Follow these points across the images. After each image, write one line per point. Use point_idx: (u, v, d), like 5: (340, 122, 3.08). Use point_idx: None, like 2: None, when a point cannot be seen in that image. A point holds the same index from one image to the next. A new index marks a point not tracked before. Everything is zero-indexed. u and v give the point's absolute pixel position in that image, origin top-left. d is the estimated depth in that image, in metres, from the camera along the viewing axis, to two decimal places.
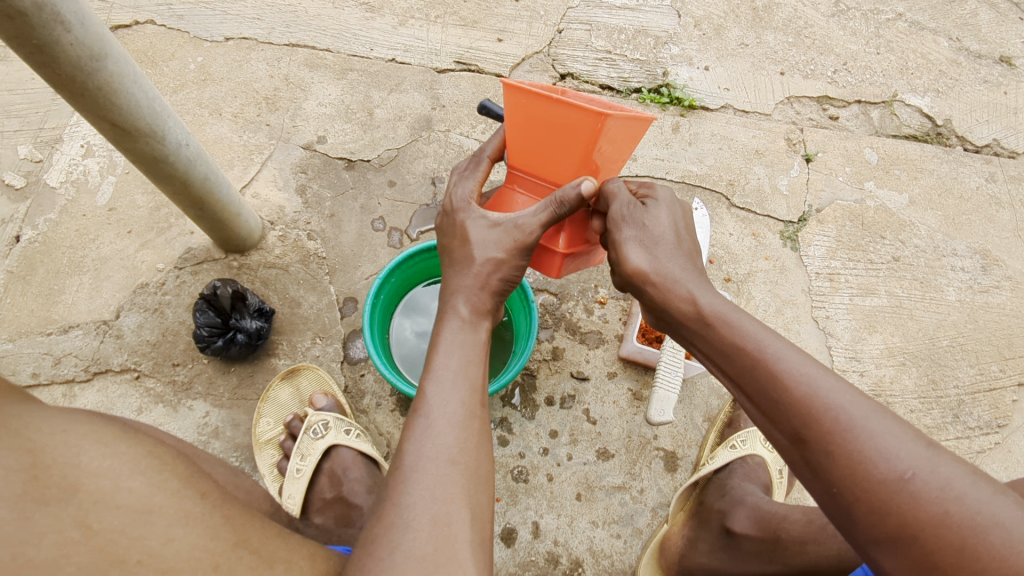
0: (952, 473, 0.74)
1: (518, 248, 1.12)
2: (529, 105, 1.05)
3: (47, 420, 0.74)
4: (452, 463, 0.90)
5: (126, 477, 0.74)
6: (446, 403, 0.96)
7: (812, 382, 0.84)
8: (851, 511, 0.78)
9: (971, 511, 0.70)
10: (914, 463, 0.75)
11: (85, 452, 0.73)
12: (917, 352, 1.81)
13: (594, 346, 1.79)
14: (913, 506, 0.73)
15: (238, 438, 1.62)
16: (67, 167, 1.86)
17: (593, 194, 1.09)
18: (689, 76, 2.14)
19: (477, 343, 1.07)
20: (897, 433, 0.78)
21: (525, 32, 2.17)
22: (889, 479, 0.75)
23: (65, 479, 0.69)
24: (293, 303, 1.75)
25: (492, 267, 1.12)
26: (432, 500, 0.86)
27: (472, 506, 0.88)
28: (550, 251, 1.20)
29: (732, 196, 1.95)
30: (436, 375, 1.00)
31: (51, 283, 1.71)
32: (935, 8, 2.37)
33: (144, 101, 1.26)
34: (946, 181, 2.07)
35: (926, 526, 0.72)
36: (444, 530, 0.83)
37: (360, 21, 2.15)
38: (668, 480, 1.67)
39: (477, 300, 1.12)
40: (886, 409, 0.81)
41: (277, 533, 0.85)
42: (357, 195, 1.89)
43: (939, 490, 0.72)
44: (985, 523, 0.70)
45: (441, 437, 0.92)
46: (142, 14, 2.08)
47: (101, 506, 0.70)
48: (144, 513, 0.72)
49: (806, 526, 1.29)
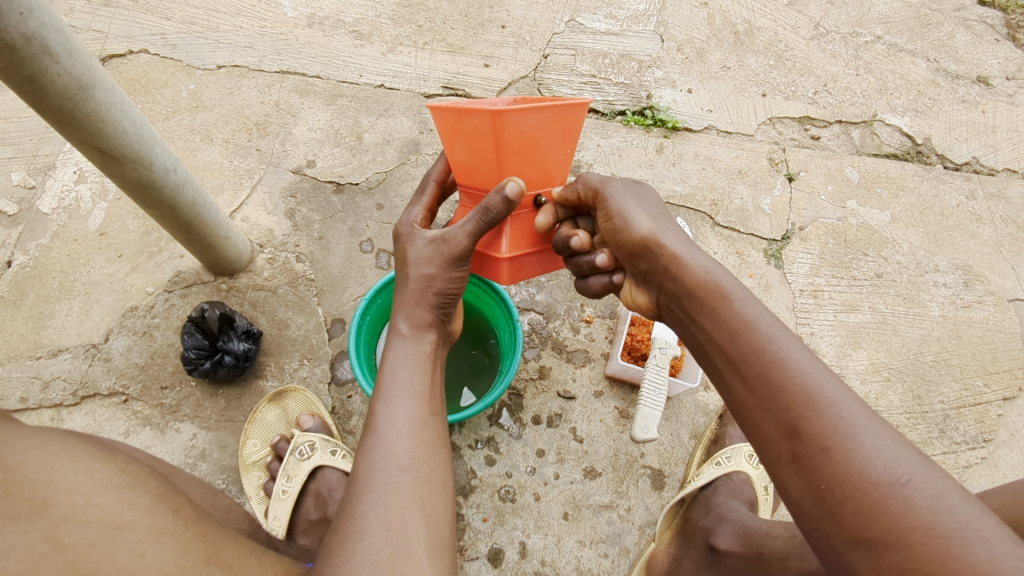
0: (950, 487, 0.70)
1: (447, 262, 1.17)
2: (451, 123, 1.09)
3: (21, 439, 0.75)
4: (403, 469, 0.92)
5: (97, 493, 0.75)
6: (394, 417, 0.99)
7: (823, 384, 0.82)
8: (836, 511, 0.74)
9: (962, 523, 0.66)
10: (910, 469, 0.71)
11: (57, 469, 0.74)
12: (902, 367, 1.82)
13: (580, 364, 1.80)
14: (901, 510, 0.69)
15: (225, 460, 1.62)
16: (60, 194, 1.89)
17: (519, 194, 1.09)
18: (673, 99, 2.18)
19: (422, 359, 1.12)
20: (900, 440, 0.75)
21: (511, 58, 2.21)
22: (881, 480, 0.71)
23: (36, 495, 0.71)
24: (281, 324, 1.76)
25: (425, 284, 1.18)
26: (386, 506, 0.88)
27: (426, 509, 0.90)
28: (493, 257, 1.24)
29: (716, 215, 1.97)
30: (385, 393, 1.04)
31: (41, 308, 1.73)
32: (912, 31, 2.42)
33: (132, 128, 1.28)
34: (927, 199, 2.10)
35: (911, 532, 0.67)
36: (398, 533, 0.85)
37: (349, 48, 2.20)
38: (655, 499, 1.67)
39: (416, 316, 1.17)
40: (890, 419, 0.78)
41: (251, 550, 0.85)
42: (345, 218, 1.92)
43: (932, 498, 0.68)
44: (973, 535, 0.65)
45: (392, 447, 0.95)
46: (136, 43, 2.13)
47: (71, 521, 0.71)
48: (115, 528, 0.73)
49: (788, 542, 1.26)
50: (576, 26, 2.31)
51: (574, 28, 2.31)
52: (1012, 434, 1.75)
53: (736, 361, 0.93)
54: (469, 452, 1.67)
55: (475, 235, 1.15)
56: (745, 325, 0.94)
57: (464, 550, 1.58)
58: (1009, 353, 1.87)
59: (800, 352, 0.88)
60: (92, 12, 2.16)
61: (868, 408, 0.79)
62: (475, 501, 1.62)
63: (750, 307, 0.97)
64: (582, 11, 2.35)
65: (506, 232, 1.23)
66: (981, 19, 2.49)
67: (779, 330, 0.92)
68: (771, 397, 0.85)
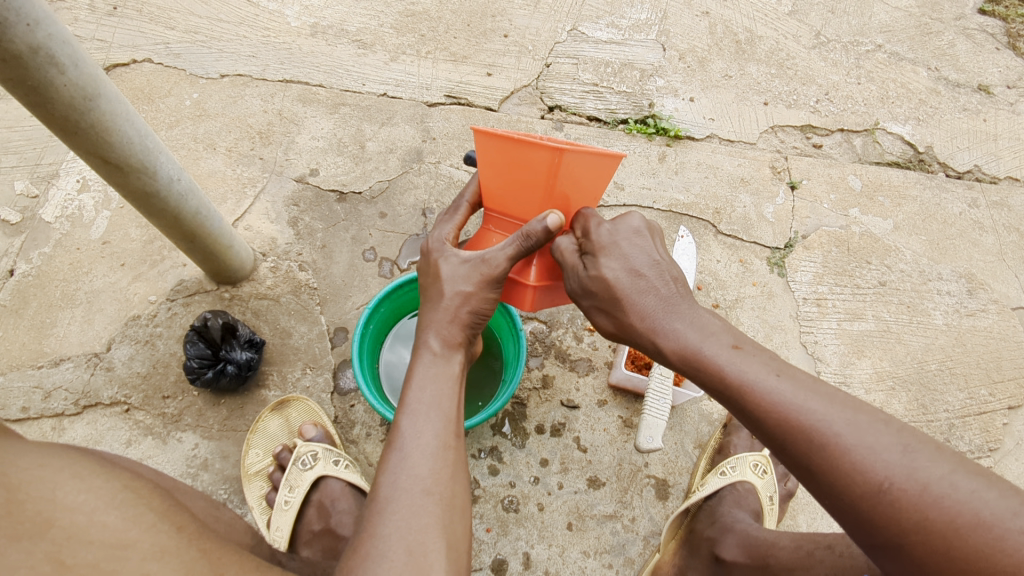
0: (929, 475, 0.75)
1: (485, 282, 1.14)
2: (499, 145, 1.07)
3: (24, 455, 0.74)
4: (427, 493, 0.92)
5: (101, 511, 0.74)
6: (419, 436, 0.98)
7: (784, 407, 0.86)
8: (848, 520, 0.80)
9: (949, 513, 0.72)
10: (891, 471, 0.76)
11: (61, 486, 0.73)
12: (907, 376, 1.82)
13: (584, 373, 1.80)
14: (895, 516, 0.75)
15: (227, 470, 1.61)
16: (62, 202, 1.88)
17: (559, 228, 1.10)
18: (675, 107, 2.18)
19: (452, 378, 1.10)
20: (873, 440, 0.79)
21: (513, 67, 2.21)
22: (868, 492, 0.77)
23: (39, 514, 0.70)
24: (284, 333, 1.76)
25: (460, 300, 1.14)
26: (408, 531, 0.87)
27: (447, 537, 0.89)
28: (521, 284, 1.22)
29: (719, 223, 1.97)
30: (411, 410, 1.02)
31: (43, 317, 1.73)
32: (913, 39, 2.43)
33: (137, 138, 1.28)
34: (929, 207, 2.10)
35: (909, 531, 0.74)
36: (420, 560, 0.85)
37: (352, 57, 2.20)
38: (660, 509, 1.66)
39: (447, 334, 1.13)
40: (859, 415, 0.82)
41: (254, 567, 0.85)
42: (348, 227, 1.92)
43: (917, 496, 0.74)
44: (965, 524, 0.71)
45: (416, 468, 0.94)
46: (139, 52, 2.13)
47: (74, 541, 0.70)
48: (119, 548, 0.72)
49: (794, 553, 1.27)
50: (579, 35, 2.31)
51: (577, 37, 2.31)
52: (1017, 443, 1.75)
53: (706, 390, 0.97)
54: (472, 462, 1.67)
55: (515, 257, 1.13)
56: (694, 355, 0.97)
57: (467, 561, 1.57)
58: (1013, 361, 1.87)
59: (755, 372, 0.91)
60: (96, 21, 2.17)
61: (835, 416, 0.82)
62: (479, 511, 1.61)
63: (702, 333, 0.98)
64: (584, 20, 2.36)
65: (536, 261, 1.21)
66: (981, 28, 2.50)
67: (728, 354, 0.94)
68: (753, 425, 0.90)
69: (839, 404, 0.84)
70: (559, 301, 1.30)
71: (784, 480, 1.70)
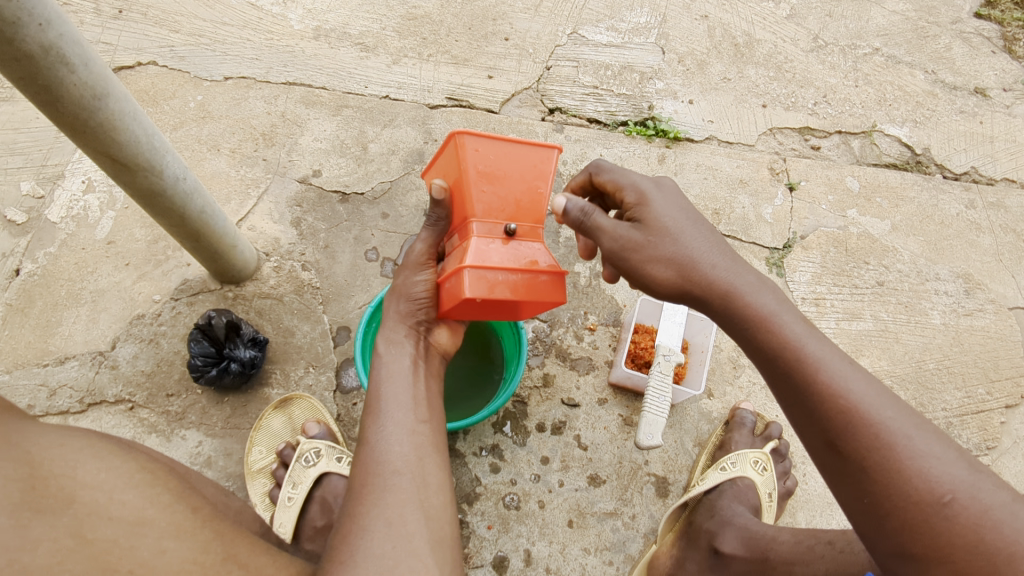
0: (991, 500, 0.84)
1: (413, 268, 1.28)
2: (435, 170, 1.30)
3: (46, 433, 0.78)
4: (399, 472, 1.01)
5: (120, 489, 0.79)
6: (385, 425, 1.08)
7: (860, 401, 0.92)
8: (882, 522, 0.89)
9: (1005, 539, 0.81)
10: (955, 487, 0.86)
11: (81, 464, 0.78)
12: (905, 375, 1.84)
13: (584, 372, 1.81)
14: (949, 530, 0.83)
15: (230, 467, 1.63)
16: (68, 203, 1.90)
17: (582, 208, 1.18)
18: (674, 110, 2.20)
19: (407, 371, 1.20)
20: (941, 455, 0.88)
21: (514, 69, 2.24)
22: (926, 500, 0.85)
23: (62, 490, 0.74)
24: (286, 332, 1.77)
25: (397, 297, 1.28)
26: (385, 505, 0.96)
27: (425, 509, 0.98)
28: (455, 267, 1.16)
29: (718, 224, 1.99)
30: (376, 404, 1.12)
31: (49, 315, 1.74)
32: (910, 43, 2.45)
33: (144, 137, 1.30)
34: (927, 208, 2.12)
35: (960, 546, 0.83)
36: (399, 529, 0.94)
37: (355, 60, 2.22)
38: (660, 506, 1.67)
39: (393, 333, 1.26)
40: (927, 428, 0.91)
41: (264, 550, 0.89)
42: (351, 227, 1.94)
43: (976, 516, 0.83)
44: (1014, 549, 0.81)
45: (386, 452, 1.04)
46: (145, 55, 2.15)
47: (94, 517, 0.74)
48: (136, 525, 0.77)
49: (795, 547, 1.29)
50: (579, 38, 2.33)
51: (577, 40, 2.33)
52: (1015, 442, 1.77)
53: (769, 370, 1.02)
54: (473, 459, 1.67)
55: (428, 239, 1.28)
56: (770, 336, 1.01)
57: (469, 558, 1.58)
58: (1010, 361, 1.89)
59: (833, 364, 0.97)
60: (102, 24, 2.18)
61: (907, 423, 0.91)
62: (480, 508, 1.62)
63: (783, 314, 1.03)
64: (584, 23, 2.37)
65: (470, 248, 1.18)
66: (978, 32, 2.52)
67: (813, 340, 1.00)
68: (810, 415, 0.96)
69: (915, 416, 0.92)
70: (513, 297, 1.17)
71: (783, 479, 1.72)
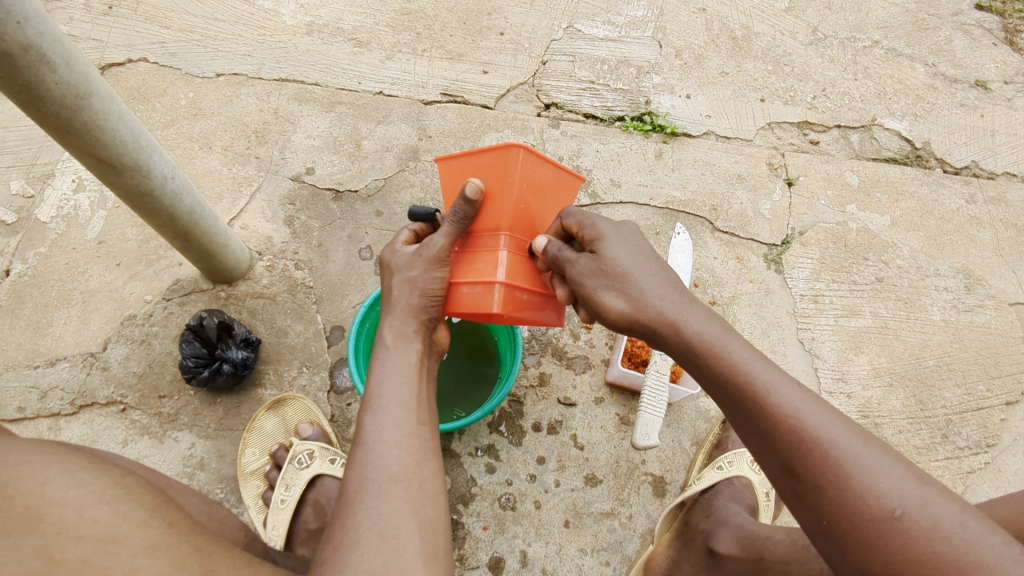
0: (941, 512, 0.76)
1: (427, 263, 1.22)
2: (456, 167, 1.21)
3: (15, 450, 0.77)
4: (394, 479, 0.99)
5: (91, 506, 0.77)
6: (382, 427, 1.06)
7: (803, 418, 0.87)
8: (840, 544, 0.81)
9: (959, 550, 0.73)
10: (903, 500, 0.78)
11: (50, 482, 0.76)
12: (904, 372, 1.82)
13: (581, 370, 1.79)
14: (901, 544, 0.75)
15: (223, 469, 1.62)
16: (58, 202, 1.88)
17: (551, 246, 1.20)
18: (672, 104, 2.18)
19: (411, 367, 1.17)
20: (888, 469, 0.80)
21: (509, 64, 2.21)
22: (878, 516, 0.78)
23: (29, 509, 0.72)
24: (280, 332, 1.76)
25: (409, 291, 1.22)
26: (378, 517, 0.94)
27: (419, 520, 0.96)
28: (489, 282, 1.19)
29: (716, 220, 1.97)
30: (375, 404, 1.10)
31: (40, 316, 1.72)
32: (911, 36, 2.42)
33: (129, 137, 1.27)
34: (927, 203, 2.09)
35: (913, 562, 0.74)
36: (392, 543, 0.91)
37: (349, 56, 2.20)
38: (657, 506, 1.66)
39: (402, 327, 1.21)
40: (876, 441, 0.84)
41: (247, 562, 0.88)
42: (344, 225, 1.92)
43: (926, 529, 0.75)
44: (970, 562, 0.72)
45: (382, 457, 1.01)
46: (135, 52, 2.12)
47: (64, 536, 0.73)
48: (109, 543, 0.75)
49: (790, 547, 1.25)
50: (575, 33, 2.31)
51: (573, 34, 2.30)
52: (1015, 439, 1.75)
53: (715, 390, 0.97)
54: (469, 460, 1.66)
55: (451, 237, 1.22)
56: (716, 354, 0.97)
57: (464, 559, 1.56)
58: (1011, 357, 1.87)
59: (775, 382, 0.92)
60: (92, 21, 2.15)
61: (852, 438, 0.84)
62: (476, 509, 1.61)
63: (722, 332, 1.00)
64: (580, 17, 2.35)
65: (502, 261, 1.20)
66: (980, 23, 2.49)
67: (751, 359, 0.95)
68: (763, 440, 0.90)
69: (858, 429, 0.86)
70: (526, 318, 1.26)
71: None
